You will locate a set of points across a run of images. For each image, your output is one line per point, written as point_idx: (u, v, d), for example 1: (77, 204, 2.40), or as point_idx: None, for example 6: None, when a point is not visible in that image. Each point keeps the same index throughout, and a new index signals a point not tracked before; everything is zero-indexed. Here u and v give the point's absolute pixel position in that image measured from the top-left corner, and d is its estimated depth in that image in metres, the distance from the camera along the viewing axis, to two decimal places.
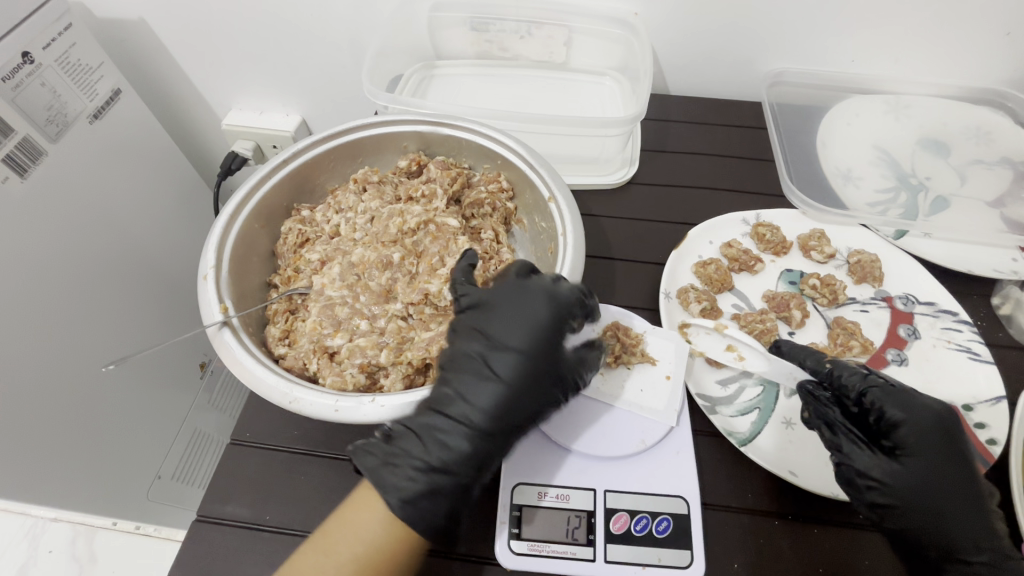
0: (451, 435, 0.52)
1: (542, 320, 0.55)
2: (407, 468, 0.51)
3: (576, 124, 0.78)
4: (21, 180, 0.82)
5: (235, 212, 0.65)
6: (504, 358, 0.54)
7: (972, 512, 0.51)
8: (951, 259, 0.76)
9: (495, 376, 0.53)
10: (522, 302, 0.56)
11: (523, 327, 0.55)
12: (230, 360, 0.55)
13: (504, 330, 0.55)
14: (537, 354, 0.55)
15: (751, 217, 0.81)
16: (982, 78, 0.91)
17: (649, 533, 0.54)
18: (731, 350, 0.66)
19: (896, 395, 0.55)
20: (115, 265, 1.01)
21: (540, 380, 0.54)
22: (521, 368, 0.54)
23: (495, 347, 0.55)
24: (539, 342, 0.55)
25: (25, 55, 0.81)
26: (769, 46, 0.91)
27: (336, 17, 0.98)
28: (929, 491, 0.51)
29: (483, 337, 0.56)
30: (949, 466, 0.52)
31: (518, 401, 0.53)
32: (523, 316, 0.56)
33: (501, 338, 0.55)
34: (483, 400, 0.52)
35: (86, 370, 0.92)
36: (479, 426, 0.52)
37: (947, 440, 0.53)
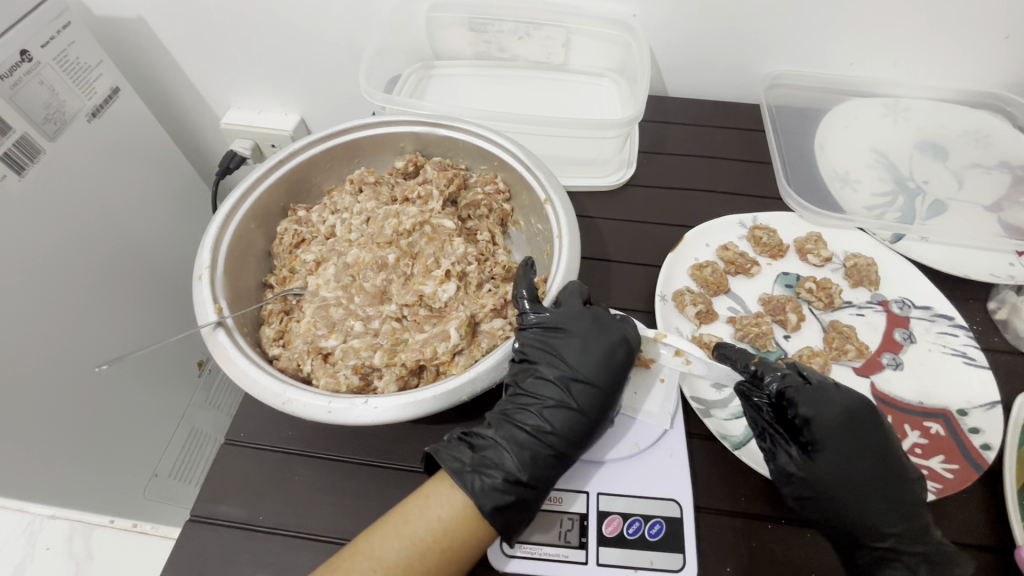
0: (532, 450, 0.54)
1: (617, 355, 0.57)
2: (487, 477, 0.52)
3: (573, 126, 0.78)
4: (20, 178, 0.83)
5: (230, 211, 0.65)
6: (581, 384, 0.57)
7: (886, 499, 0.52)
8: (948, 263, 0.76)
9: (573, 403, 0.56)
10: (599, 336, 0.58)
11: (602, 354, 0.57)
12: (224, 360, 0.55)
13: (582, 358, 0.57)
14: (613, 381, 0.57)
15: (747, 220, 0.80)
16: (981, 82, 0.91)
17: (642, 536, 0.54)
18: (677, 353, 0.60)
19: (812, 391, 0.55)
20: (114, 264, 1.01)
21: (611, 410, 0.57)
22: (599, 393, 0.56)
23: (574, 371, 0.57)
24: (616, 369, 0.57)
25: (23, 53, 0.82)
26: (768, 48, 0.91)
27: (335, 17, 0.98)
28: (842, 481, 0.53)
29: (559, 359, 0.57)
30: (862, 456, 0.54)
31: (591, 424, 0.56)
32: (601, 343, 0.58)
33: (580, 367, 0.57)
34: (562, 422, 0.55)
35: (80, 369, 0.92)
36: (559, 446, 0.55)
37: (858, 430, 0.54)
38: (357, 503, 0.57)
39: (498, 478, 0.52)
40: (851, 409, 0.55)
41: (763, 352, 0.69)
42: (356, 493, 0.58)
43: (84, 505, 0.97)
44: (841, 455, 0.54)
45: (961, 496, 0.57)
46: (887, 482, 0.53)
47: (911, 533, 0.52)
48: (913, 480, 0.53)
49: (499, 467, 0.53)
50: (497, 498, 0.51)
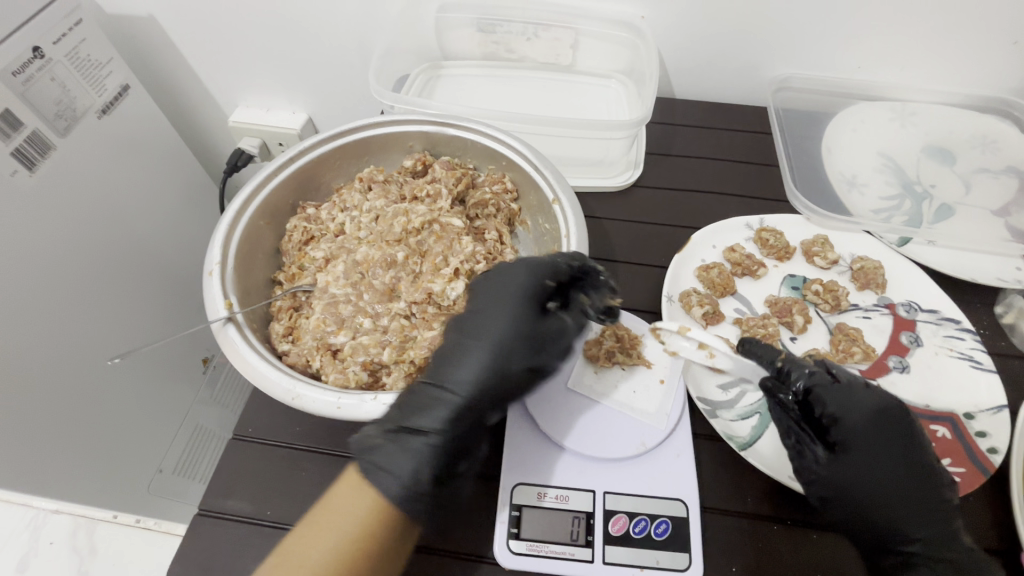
0: (440, 397, 0.53)
1: (513, 283, 0.59)
2: (396, 440, 0.51)
3: (581, 126, 0.78)
4: (31, 174, 0.84)
5: (240, 209, 0.65)
6: (488, 323, 0.57)
7: (913, 500, 0.53)
8: (955, 267, 0.76)
9: (472, 340, 0.57)
10: (502, 273, 0.60)
11: (507, 294, 0.58)
12: (235, 356, 0.55)
13: (482, 297, 0.59)
14: (522, 312, 0.57)
15: (754, 221, 0.81)
16: (989, 86, 0.91)
17: (649, 535, 0.54)
18: (701, 347, 0.60)
19: (841, 390, 0.55)
20: (124, 260, 1.02)
21: (515, 341, 0.56)
22: (509, 330, 0.57)
23: (477, 322, 0.58)
24: (511, 300, 0.58)
25: (35, 51, 0.83)
26: (775, 51, 0.92)
27: (344, 18, 0.99)
28: (869, 483, 0.54)
29: (467, 314, 0.59)
30: (888, 456, 0.54)
31: (510, 357, 0.56)
32: (508, 286, 0.59)
33: (480, 304, 0.59)
34: (471, 365, 0.55)
35: (87, 363, 0.92)
36: (471, 390, 0.54)
37: (887, 432, 0.54)
38: None
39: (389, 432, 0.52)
40: (880, 410, 0.54)
41: None
42: None
43: (93, 498, 0.98)
44: (869, 456, 0.54)
45: (967, 500, 0.57)
46: (915, 485, 0.53)
47: (937, 538, 0.52)
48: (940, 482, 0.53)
49: (408, 431, 0.52)
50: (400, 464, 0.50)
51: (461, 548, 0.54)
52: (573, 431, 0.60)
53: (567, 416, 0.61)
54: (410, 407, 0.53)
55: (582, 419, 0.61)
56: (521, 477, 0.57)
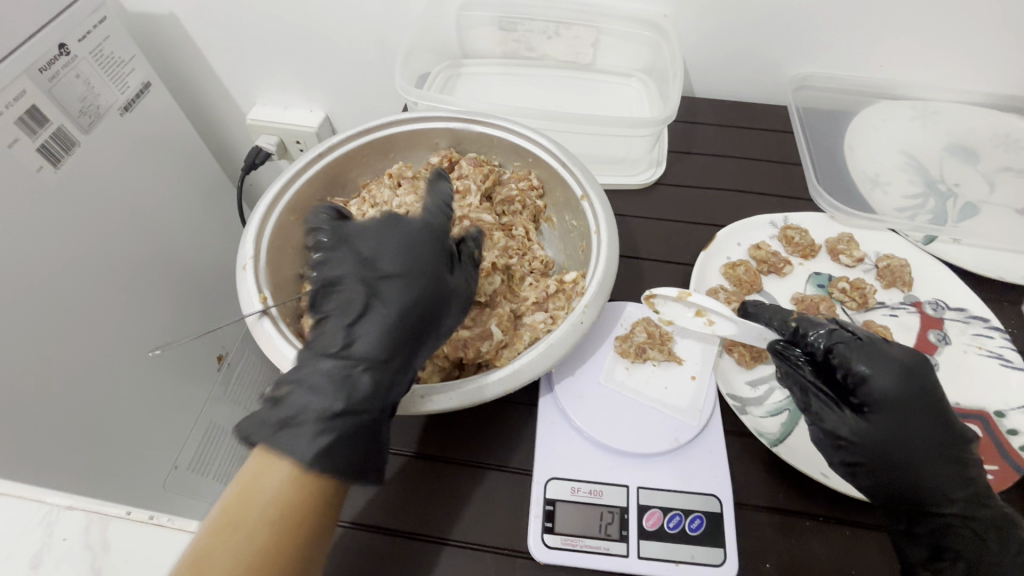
0: (371, 325, 0.51)
1: (416, 243, 0.55)
2: (340, 373, 0.49)
3: (606, 123, 0.78)
4: (54, 169, 0.84)
5: (269, 205, 0.66)
6: (391, 255, 0.54)
7: (945, 461, 0.53)
8: (981, 265, 0.76)
9: (375, 305, 0.52)
10: (392, 230, 0.56)
11: (407, 234, 0.56)
12: (271, 349, 0.56)
13: (377, 254, 0.54)
14: (426, 275, 0.54)
15: (779, 219, 0.80)
16: (1013, 84, 0.90)
17: (683, 530, 0.54)
18: (698, 314, 0.64)
19: (866, 349, 0.56)
20: (156, 254, 1.06)
21: (419, 306, 0.53)
22: (411, 261, 0.54)
23: (379, 261, 0.54)
24: (410, 256, 0.54)
25: (62, 47, 0.83)
26: (796, 50, 0.92)
27: (366, 17, 1.00)
28: (900, 443, 0.53)
29: (359, 260, 0.54)
30: (919, 417, 0.54)
31: (424, 282, 0.54)
32: (402, 230, 0.56)
33: (376, 261, 0.54)
34: (396, 296, 0.52)
35: (134, 352, 1.00)
36: (401, 323, 0.52)
37: (917, 393, 0.54)
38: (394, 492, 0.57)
39: (312, 421, 0.47)
40: (908, 368, 0.55)
41: None
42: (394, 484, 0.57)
43: (104, 496, 0.94)
44: (900, 415, 0.54)
45: (1001, 498, 0.57)
46: (943, 444, 0.53)
47: (970, 502, 0.52)
48: (965, 440, 0.54)
49: (351, 360, 0.50)
50: (341, 394, 0.48)
51: (495, 543, 0.54)
52: (606, 428, 0.59)
53: (599, 412, 0.61)
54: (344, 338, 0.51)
55: (614, 415, 0.61)
56: (553, 471, 0.58)
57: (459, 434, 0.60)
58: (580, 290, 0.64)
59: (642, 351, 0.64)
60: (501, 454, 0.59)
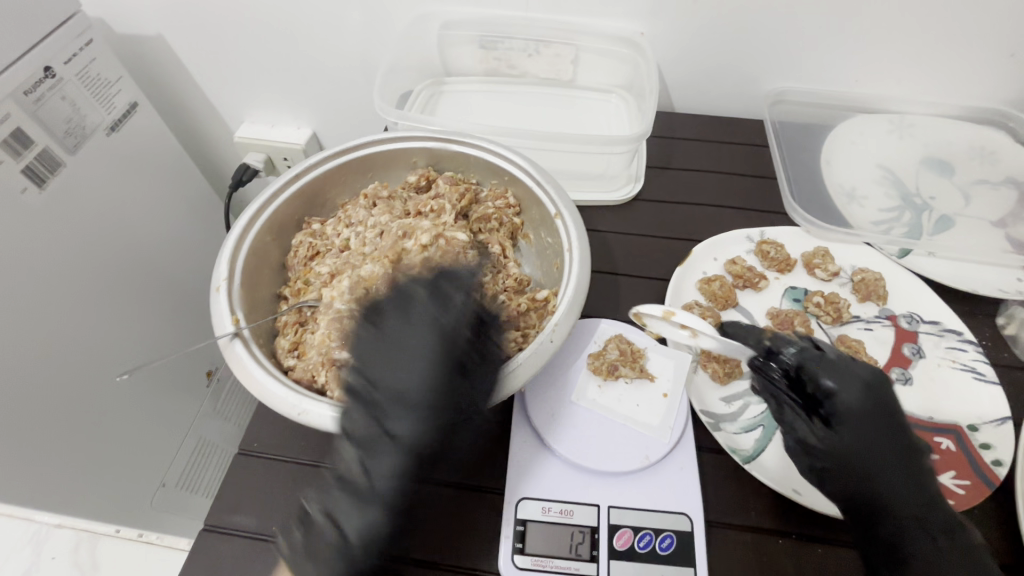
0: (385, 456, 0.53)
1: (427, 351, 0.57)
2: (358, 501, 0.51)
3: (583, 141, 0.79)
4: (39, 191, 0.84)
5: (246, 226, 0.66)
6: (405, 388, 0.55)
7: (905, 471, 0.54)
8: (955, 278, 0.76)
9: (393, 434, 0.53)
10: (406, 339, 0.58)
11: (420, 355, 0.57)
12: (241, 371, 0.56)
13: (399, 382, 0.56)
14: (444, 403, 0.55)
15: (755, 234, 0.81)
16: (986, 98, 0.92)
17: (653, 550, 0.54)
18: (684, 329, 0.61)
19: (831, 364, 0.57)
20: (126, 269, 1.02)
21: (440, 432, 0.54)
22: (420, 389, 0.55)
23: (387, 383, 0.56)
24: (430, 390, 0.55)
25: (47, 70, 0.84)
26: (772, 67, 0.93)
27: (349, 36, 1.01)
28: (866, 457, 0.54)
29: (373, 384, 0.56)
30: (883, 430, 0.55)
31: (438, 408, 0.55)
32: (420, 352, 0.57)
33: (396, 392, 0.55)
34: (403, 428, 0.53)
35: (97, 379, 0.94)
36: (413, 453, 0.53)
37: (880, 406, 0.55)
38: None
39: (335, 539, 0.50)
40: (870, 382, 0.56)
41: None
42: None
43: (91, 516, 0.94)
44: (865, 426, 0.55)
45: (973, 513, 0.57)
46: (903, 453, 0.54)
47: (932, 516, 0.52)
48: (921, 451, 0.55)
49: (370, 489, 0.52)
50: (360, 518, 0.50)
51: (465, 563, 0.54)
52: (578, 447, 0.60)
53: (572, 429, 0.61)
54: (359, 462, 0.52)
55: (586, 434, 0.61)
56: (525, 491, 0.58)
57: None
58: (551, 308, 0.65)
59: (614, 368, 0.65)
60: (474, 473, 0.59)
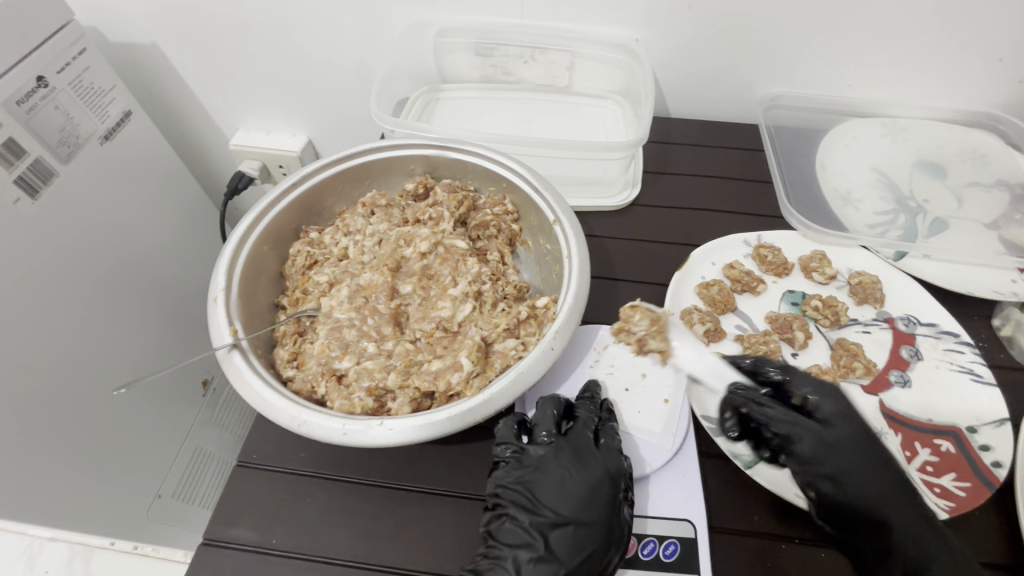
0: (543, 570, 0.53)
1: (586, 483, 0.56)
2: None
3: (580, 148, 0.79)
4: (33, 202, 0.84)
5: (244, 235, 0.66)
6: (567, 495, 0.56)
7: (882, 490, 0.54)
8: (951, 280, 0.77)
9: (550, 556, 0.54)
10: (561, 470, 0.58)
11: (576, 480, 0.57)
12: (239, 382, 0.55)
13: (560, 499, 0.56)
14: (594, 519, 0.54)
15: (752, 238, 0.82)
16: (977, 102, 0.93)
17: (657, 557, 0.55)
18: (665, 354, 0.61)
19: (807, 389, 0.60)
20: (120, 283, 1.01)
21: (593, 553, 0.53)
22: (595, 509, 0.55)
23: (556, 507, 0.56)
24: (591, 507, 0.55)
25: (40, 80, 0.83)
26: (765, 73, 0.94)
27: (345, 41, 1.00)
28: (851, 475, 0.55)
29: (533, 503, 0.56)
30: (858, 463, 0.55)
31: (589, 545, 0.53)
32: (565, 472, 0.58)
33: (552, 505, 0.56)
34: (563, 551, 0.54)
35: (88, 394, 0.92)
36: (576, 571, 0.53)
37: (851, 439, 0.56)
38: (370, 523, 0.57)
39: None
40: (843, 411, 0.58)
41: None
42: (368, 515, 0.57)
43: (87, 529, 0.93)
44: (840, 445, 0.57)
45: (973, 515, 0.57)
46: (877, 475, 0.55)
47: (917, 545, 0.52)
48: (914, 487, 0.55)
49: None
50: None
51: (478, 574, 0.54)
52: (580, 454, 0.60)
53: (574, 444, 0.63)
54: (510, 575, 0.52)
55: None
56: None
57: (436, 464, 0.61)
58: (551, 315, 0.64)
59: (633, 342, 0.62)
60: (475, 483, 0.60)
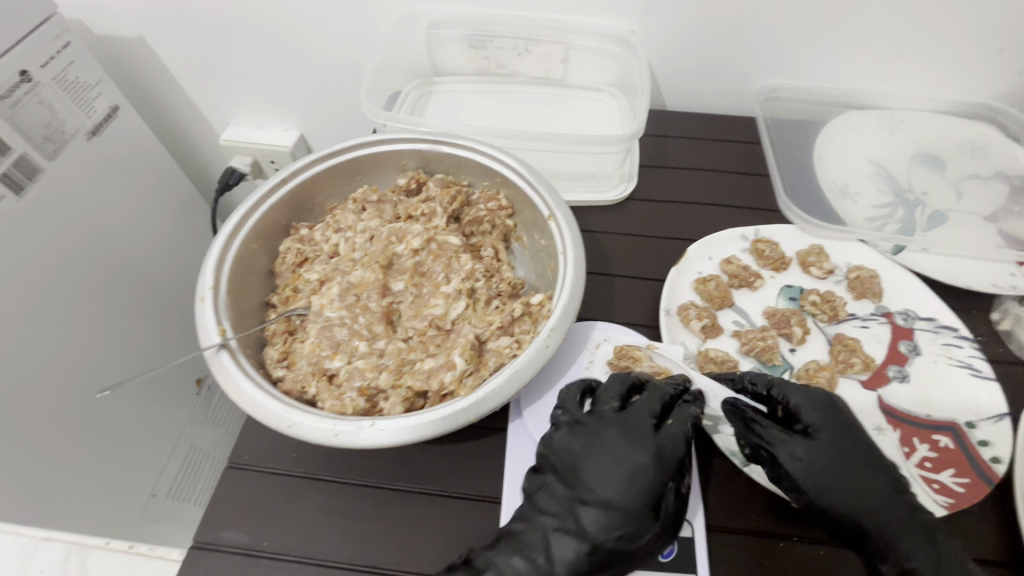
0: (570, 543, 0.52)
1: (644, 456, 0.55)
2: None
3: (574, 141, 0.78)
4: (17, 199, 0.81)
5: (232, 232, 0.64)
6: (621, 465, 0.55)
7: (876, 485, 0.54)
8: (951, 274, 0.76)
9: (595, 519, 0.53)
10: (621, 443, 0.56)
11: (631, 453, 0.55)
12: (228, 384, 0.54)
13: (612, 468, 0.55)
14: (648, 489, 0.53)
15: (749, 232, 0.81)
16: (976, 93, 0.92)
17: (653, 557, 0.54)
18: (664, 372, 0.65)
19: (792, 393, 0.59)
20: (109, 279, 0.99)
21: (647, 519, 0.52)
22: (641, 493, 0.53)
23: (606, 476, 0.55)
24: (647, 477, 0.54)
25: (23, 74, 0.81)
26: (763, 64, 0.93)
27: (335, 34, 0.99)
28: (836, 470, 0.54)
29: (582, 470, 0.56)
30: (851, 438, 0.56)
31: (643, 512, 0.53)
32: (618, 442, 0.56)
33: (604, 473, 0.55)
34: (609, 516, 0.53)
35: (74, 398, 0.89)
36: (602, 552, 0.51)
37: (849, 425, 0.57)
38: (364, 524, 0.56)
39: None
40: (833, 403, 0.58)
41: (770, 366, 0.69)
42: (361, 516, 0.57)
43: (79, 529, 0.92)
44: (835, 442, 0.56)
45: (972, 511, 0.57)
46: (869, 471, 0.54)
47: None
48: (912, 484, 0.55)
49: None
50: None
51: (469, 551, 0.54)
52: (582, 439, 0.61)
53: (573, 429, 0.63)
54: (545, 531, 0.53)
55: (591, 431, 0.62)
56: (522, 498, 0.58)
57: (430, 464, 0.60)
58: (545, 312, 0.63)
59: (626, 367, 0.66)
60: (471, 484, 0.59)
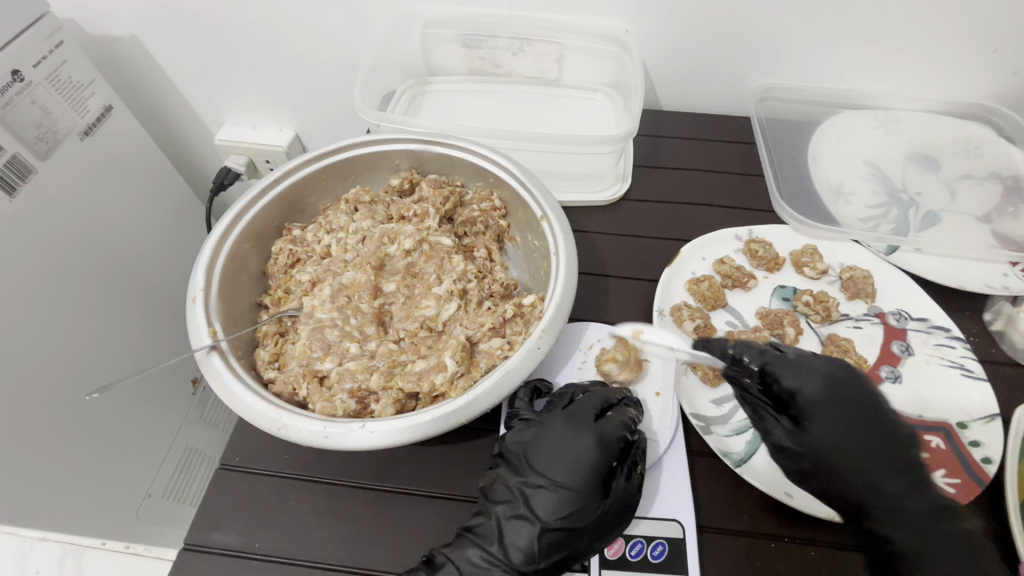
0: (521, 528, 0.53)
1: (584, 448, 0.56)
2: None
3: (568, 142, 0.78)
4: (10, 198, 0.81)
5: (224, 233, 0.64)
6: (564, 457, 0.56)
7: (878, 463, 0.53)
8: (944, 275, 0.76)
9: (541, 508, 0.54)
10: (563, 437, 0.57)
11: (574, 445, 0.57)
12: (219, 386, 0.54)
13: (555, 461, 0.56)
14: (588, 479, 0.55)
15: (743, 233, 0.81)
16: (970, 93, 0.92)
17: (645, 558, 0.54)
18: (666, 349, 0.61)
19: (784, 373, 0.57)
20: (103, 279, 0.99)
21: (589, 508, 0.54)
22: (585, 480, 0.55)
23: (550, 467, 0.56)
24: (587, 468, 0.55)
25: (15, 73, 0.80)
26: (758, 64, 0.92)
27: (329, 34, 0.98)
28: (838, 450, 0.54)
29: (530, 462, 0.57)
30: (850, 417, 0.55)
31: (585, 501, 0.54)
32: (562, 436, 0.57)
33: (549, 466, 0.56)
34: (555, 505, 0.54)
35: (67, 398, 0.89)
36: (555, 534, 0.53)
37: (849, 403, 0.56)
38: (355, 525, 0.56)
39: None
40: (830, 380, 0.56)
41: None
42: (352, 518, 0.57)
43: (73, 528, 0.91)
44: (831, 420, 0.55)
45: None
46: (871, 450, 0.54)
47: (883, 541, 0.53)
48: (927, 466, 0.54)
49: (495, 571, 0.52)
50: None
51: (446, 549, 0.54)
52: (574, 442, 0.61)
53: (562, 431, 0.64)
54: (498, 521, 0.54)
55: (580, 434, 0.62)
56: None
57: (421, 465, 0.60)
58: (536, 313, 0.63)
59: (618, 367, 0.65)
60: (463, 484, 0.59)
